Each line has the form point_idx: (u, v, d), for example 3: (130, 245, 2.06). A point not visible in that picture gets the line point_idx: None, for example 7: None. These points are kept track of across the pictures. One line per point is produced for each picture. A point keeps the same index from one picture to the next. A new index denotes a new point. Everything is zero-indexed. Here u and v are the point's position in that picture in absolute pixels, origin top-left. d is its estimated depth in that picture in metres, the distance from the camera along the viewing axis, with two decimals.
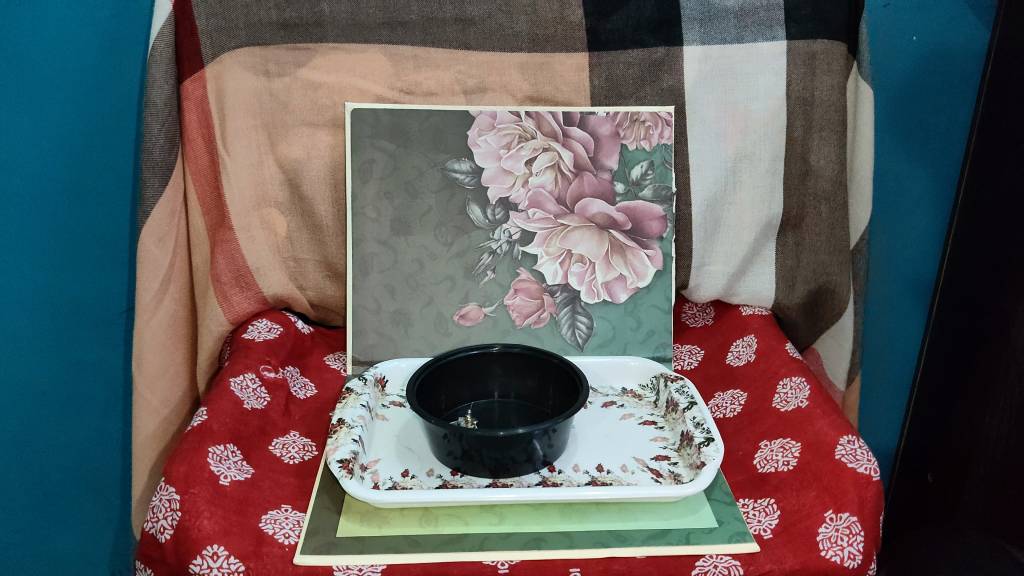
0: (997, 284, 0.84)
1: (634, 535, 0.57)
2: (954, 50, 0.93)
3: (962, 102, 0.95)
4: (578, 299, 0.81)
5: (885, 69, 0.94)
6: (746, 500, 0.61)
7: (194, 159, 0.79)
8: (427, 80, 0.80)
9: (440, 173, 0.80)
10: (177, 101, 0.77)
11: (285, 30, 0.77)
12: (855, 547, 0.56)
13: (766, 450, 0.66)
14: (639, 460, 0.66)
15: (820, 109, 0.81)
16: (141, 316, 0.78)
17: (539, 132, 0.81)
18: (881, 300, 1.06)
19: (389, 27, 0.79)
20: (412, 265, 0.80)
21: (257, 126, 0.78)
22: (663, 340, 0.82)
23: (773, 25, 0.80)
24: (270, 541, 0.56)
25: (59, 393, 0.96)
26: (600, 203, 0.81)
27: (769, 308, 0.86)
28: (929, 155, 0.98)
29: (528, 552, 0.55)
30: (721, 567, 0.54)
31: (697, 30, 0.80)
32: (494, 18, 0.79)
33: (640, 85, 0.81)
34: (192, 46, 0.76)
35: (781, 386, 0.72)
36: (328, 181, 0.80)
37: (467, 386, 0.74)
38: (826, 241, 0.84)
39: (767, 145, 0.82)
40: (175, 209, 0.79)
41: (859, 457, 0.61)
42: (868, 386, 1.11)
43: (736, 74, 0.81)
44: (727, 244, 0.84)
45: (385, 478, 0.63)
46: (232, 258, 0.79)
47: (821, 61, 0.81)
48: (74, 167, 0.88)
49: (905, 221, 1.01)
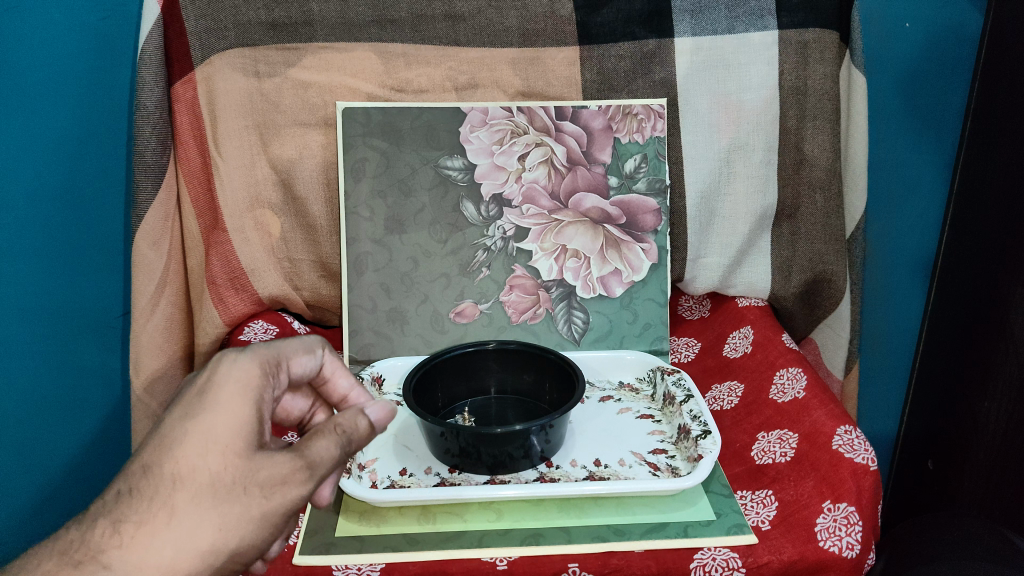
0: (995, 269, 0.83)
1: (632, 529, 0.57)
2: (947, 36, 0.92)
3: (956, 86, 0.95)
4: (574, 294, 0.82)
5: (877, 56, 0.94)
6: (744, 492, 0.61)
7: (187, 161, 0.78)
8: (418, 77, 0.80)
9: (433, 170, 0.80)
10: (167, 104, 0.76)
11: (274, 31, 0.77)
12: (853, 536, 0.55)
13: (763, 441, 0.66)
14: (636, 454, 0.66)
15: (813, 97, 0.81)
16: (137, 319, 0.78)
17: (531, 127, 0.81)
18: (878, 287, 1.06)
19: (378, 25, 0.78)
20: (407, 262, 0.80)
21: (247, 127, 0.78)
22: (659, 334, 0.82)
23: (764, 14, 0.80)
24: None
25: (57, 396, 0.96)
26: (594, 197, 0.81)
27: (766, 299, 0.86)
28: (924, 140, 0.97)
29: (527, 548, 0.55)
30: (719, 560, 0.54)
31: (687, 21, 0.80)
32: (484, 13, 0.78)
33: (631, 78, 0.81)
34: (182, 48, 0.75)
35: (777, 377, 0.72)
36: (322, 181, 0.80)
37: (464, 383, 0.74)
38: (822, 231, 0.84)
39: (760, 135, 0.82)
40: (168, 213, 0.78)
41: (856, 446, 0.61)
42: (867, 373, 1.11)
43: (727, 65, 0.80)
44: (722, 237, 0.84)
45: (383, 476, 0.63)
46: (227, 260, 0.79)
47: (813, 50, 0.80)
48: (68, 171, 0.88)
49: (901, 208, 1.01)
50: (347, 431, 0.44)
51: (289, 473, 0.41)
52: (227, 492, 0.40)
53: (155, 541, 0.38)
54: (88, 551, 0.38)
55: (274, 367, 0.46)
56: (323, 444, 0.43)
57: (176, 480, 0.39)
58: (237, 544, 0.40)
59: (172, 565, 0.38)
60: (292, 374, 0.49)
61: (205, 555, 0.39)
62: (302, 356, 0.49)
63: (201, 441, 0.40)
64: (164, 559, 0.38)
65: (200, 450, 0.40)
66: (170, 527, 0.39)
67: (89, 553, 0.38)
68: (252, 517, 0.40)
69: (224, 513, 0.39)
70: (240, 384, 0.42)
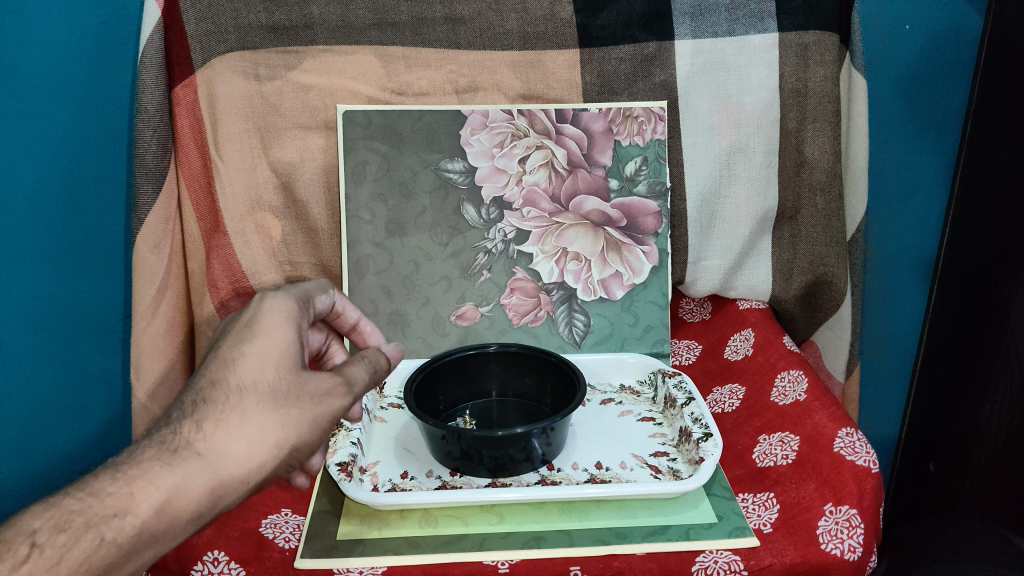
0: (996, 271, 0.83)
1: (634, 532, 0.57)
2: (946, 38, 0.93)
3: (956, 88, 0.95)
4: (575, 296, 0.82)
5: (878, 58, 0.94)
6: (746, 494, 0.61)
7: (187, 164, 0.78)
8: (419, 80, 0.80)
9: (433, 173, 0.80)
10: (168, 107, 0.76)
11: (274, 34, 0.77)
12: (855, 539, 0.56)
13: (764, 443, 0.66)
14: (638, 457, 0.66)
15: (813, 100, 0.81)
16: (138, 323, 0.77)
17: (532, 130, 0.81)
18: (879, 289, 1.06)
19: (378, 28, 0.78)
20: (408, 265, 0.80)
21: (249, 130, 0.78)
22: (661, 336, 0.82)
23: (764, 17, 0.80)
24: (270, 545, 0.57)
25: (57, 403, 0.95)
26: (594, 200, 0.81)
27: (766, 301, 0.87)
28: (924, 142, 0.98)
29: (529, 551, 0.55)
30: (722, 562, 0.54)
31: (688, 24, 0.80)
32: (485, 16, 0.78)
33: (632, 81, 0.81)
34: (182, 51, 0.75)
35: (779, 380, 0.72)
36: (323, 184, 0.80)
37: (465, 386, 0.74)
38: (823, 233, 0.84)
39: (761, 137, 0.82)
40: (169, 216, 0.78)
41: (858, 449, 0.61)
42: (868, 375, 1.12)
43: (727, 68, 0.80)
44: (723, 239, 0.84)
45: (384, 480, 0.63)
46: (228, 263, 0.79)
47: (813, 52, 0.80)
48: (68, 173, 0.88)
49: (900, 211, 1.01)
50: (370, 358, 0.56)
51: (333, 387, 0.51)
52: (287, 397, 0.49)
53: (232, 435, 0.48)
54: (180, 441, 0.47)
55: (303, 305, 0.57)
56: (354, 367, 0.54)
57: (243, 389, 0.49)
58: (293, 443, 0.49)
59: (247, 455, 0.48)
60: (315, 310, 0.60)
61: (271, 449, 0.49)
62: (322, 295, 0.60)
63: (258, 359, 0.50)
64: (241, 450, 0.48)
65: (259, 365, 0.50)
66: (243, 424, 0.48)
67: (183, 443, 0.47)
68: (306, 419, 0.50)
69: (284, 415, 0.49)
70: (283, 314, 0.53)
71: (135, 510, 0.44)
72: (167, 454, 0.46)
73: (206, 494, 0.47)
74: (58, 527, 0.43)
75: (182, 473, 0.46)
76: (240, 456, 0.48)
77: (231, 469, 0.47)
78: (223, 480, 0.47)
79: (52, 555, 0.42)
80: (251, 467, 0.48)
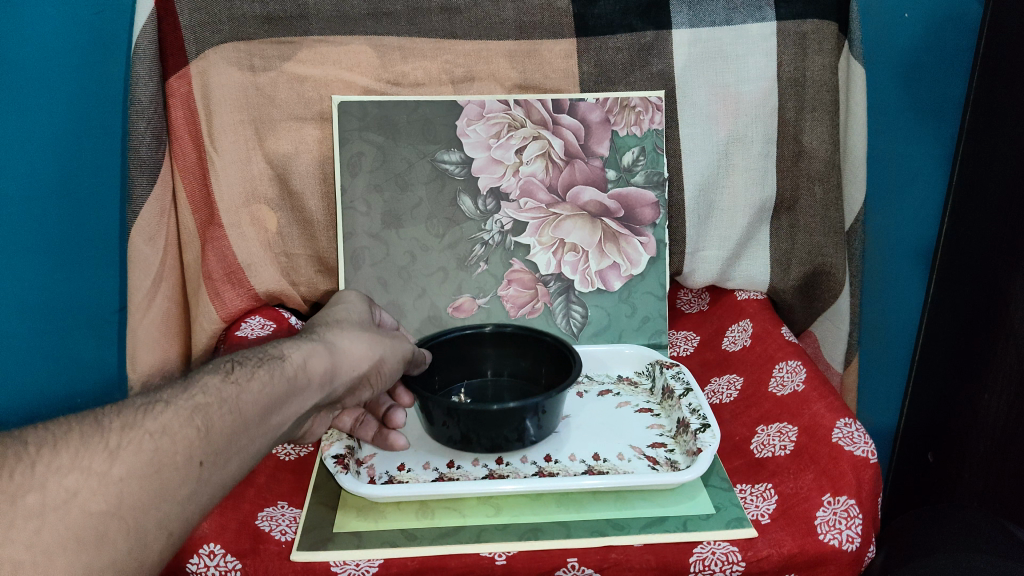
0: (995, 260, 0.83)
1: (632, 523, 0.57)
2: (944, 27, 0.92)
3: (955, 77, 0.94)
4: (572, 288, 0.81)
5: (876, 48, 0.93)
6: (744, 485, 0.61)
7: (182, 156, 0.77)
8: (414, 70, 0.79)
9: (430, 164, 0.80)
10: (162, 99, 0.76)
11: (269, 24, 0.76)
12: (854, 530, 0.55)
13: (763, 434, 0.66)
14: (635, 448, 0.65)
15: (812, 89, 0.80)
16: (133, 314, 0.77)
17: (529, 120, 0.80)
18: (879, 279, 1.06)
19: (374, 18, 0.77)
20: (403, 256, 0.79)
21: (244, 122, 0.77)
22: (658, 327, 0.82)
23: (762, 5, 0.80)
24: (267, 538, 0.56)
25: (55, 391, 0.96)
26: (591, 190, 0.81)
27: (765, 293, 0.86)
28: (923, 132, 0.97)
29: (526, 543, 0.55)
30: (719, 553, 0.54)
31: (685, 13, 0.79)
32: (482, 6, 0.78)
33: (629, 70, 0.81)
34: (177, 41, 0.75)
35: (777, 370, 0.71)
36: (317, 174, 0.80)
37: (460, 367, 0.74)
38: (821, 223, 0.83)
39: (759, 127, 0.81)
40: (164, 208, 0.78)
41: (856, 439, 0.61)
42: (868, 367, 1.11)
43: (726, 57, 0.80)
44: (720, 230, 0.84)
45: (381, 472, 0.63)
46: (223, 255, 0.77)
47: (811, 41, 0.80)
48: (63, 168, 0.87)
49: (899, 202, 1.01)
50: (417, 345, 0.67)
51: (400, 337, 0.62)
52: (374, 329, 0.59)
53: (342, 336, 0.56)
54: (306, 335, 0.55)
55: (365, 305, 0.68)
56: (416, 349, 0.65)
57: (338, 319, 0.58)
58: (382, 355, 0.58)
59: (355, 350, 0.56)
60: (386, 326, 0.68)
61: (367, 355, 0.56)
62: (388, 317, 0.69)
63: (345, 308, 0.61)
64: (352, 347, 0.56)
65: (348, 311, 0.61)
66: (346, 334, 0.56)
67: (311, 334, 0.55)
68: (390, 343, 0.59)
69: (374, 335, 0.58)
70: (360, 293, 0.65)
71: (287, 357, 0.51)
72: (298, 337, 0.54)
73: (328, 369, 0.53)
74: (250, 359, 0.50)
75: (313, 346, 0.53)
76: (348, 350, 0.55)
77: (346, 358, 0.55)
78: (340, 365, 0.54)
79: (247, 372, 0.49)
80: (354, 363, 0.55)
